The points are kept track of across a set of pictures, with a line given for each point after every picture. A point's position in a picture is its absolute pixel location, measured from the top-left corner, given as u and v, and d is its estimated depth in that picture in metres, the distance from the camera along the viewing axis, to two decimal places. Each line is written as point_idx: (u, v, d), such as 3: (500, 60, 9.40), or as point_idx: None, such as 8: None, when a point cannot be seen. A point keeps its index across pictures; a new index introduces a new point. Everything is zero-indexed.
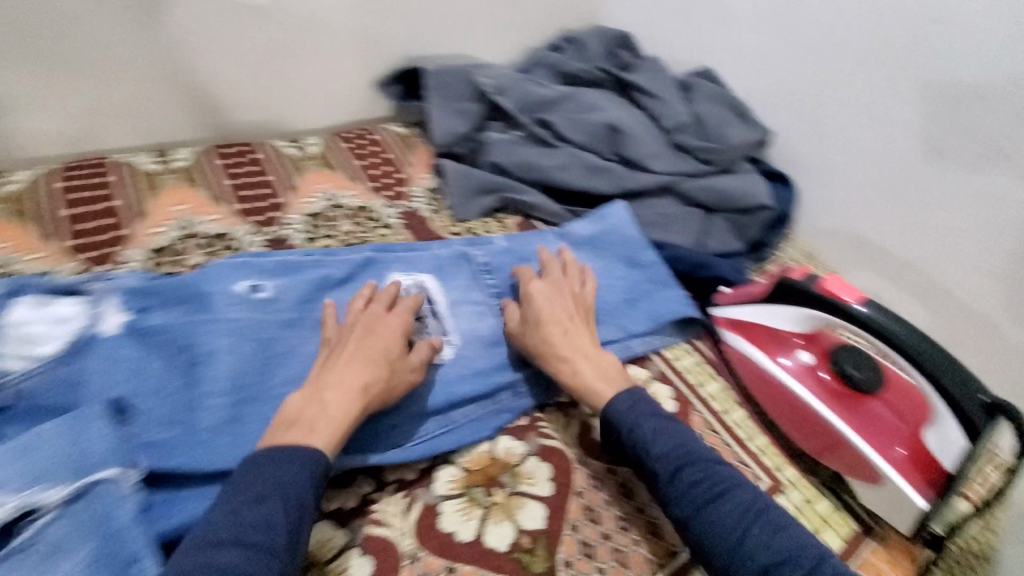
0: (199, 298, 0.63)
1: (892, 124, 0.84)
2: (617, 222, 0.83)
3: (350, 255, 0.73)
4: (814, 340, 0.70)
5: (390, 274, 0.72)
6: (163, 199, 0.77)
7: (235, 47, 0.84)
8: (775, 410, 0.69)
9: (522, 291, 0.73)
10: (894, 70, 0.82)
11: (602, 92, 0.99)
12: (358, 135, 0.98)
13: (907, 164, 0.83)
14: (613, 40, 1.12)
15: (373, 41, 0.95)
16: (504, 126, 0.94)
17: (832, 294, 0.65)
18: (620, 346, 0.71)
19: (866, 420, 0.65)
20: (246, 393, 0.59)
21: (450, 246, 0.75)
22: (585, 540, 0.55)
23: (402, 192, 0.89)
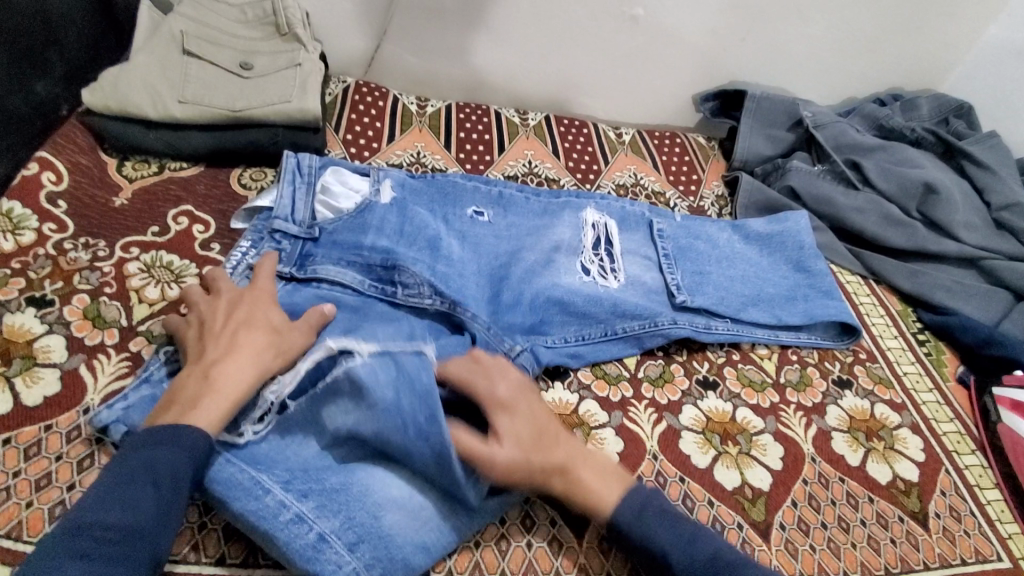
0: (449, 194, 0.79)
1: None
2: (795, 229, 0.88)
3: (553, 194, 0.84)
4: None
5: (583, 210, 0.82)
6: (518, 144, 1.01)
7: (602, 45, 1.06)
8: None
9: (688, 260, 0.81)
10: None
11: (923, 152, 0.98)
12: (664, 136, 1.11)
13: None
14: (948, 107, 1.08)
15: (709, 61, 1.09)
16: (811, 158, 0.98)
17: None
18: (771, 331, 0.76)
19: None
20: (484, 273, 0.73)
21: (640, 207, 0.85)
22: (803, 514, 0.60)
23: (694, 190, 1.00)
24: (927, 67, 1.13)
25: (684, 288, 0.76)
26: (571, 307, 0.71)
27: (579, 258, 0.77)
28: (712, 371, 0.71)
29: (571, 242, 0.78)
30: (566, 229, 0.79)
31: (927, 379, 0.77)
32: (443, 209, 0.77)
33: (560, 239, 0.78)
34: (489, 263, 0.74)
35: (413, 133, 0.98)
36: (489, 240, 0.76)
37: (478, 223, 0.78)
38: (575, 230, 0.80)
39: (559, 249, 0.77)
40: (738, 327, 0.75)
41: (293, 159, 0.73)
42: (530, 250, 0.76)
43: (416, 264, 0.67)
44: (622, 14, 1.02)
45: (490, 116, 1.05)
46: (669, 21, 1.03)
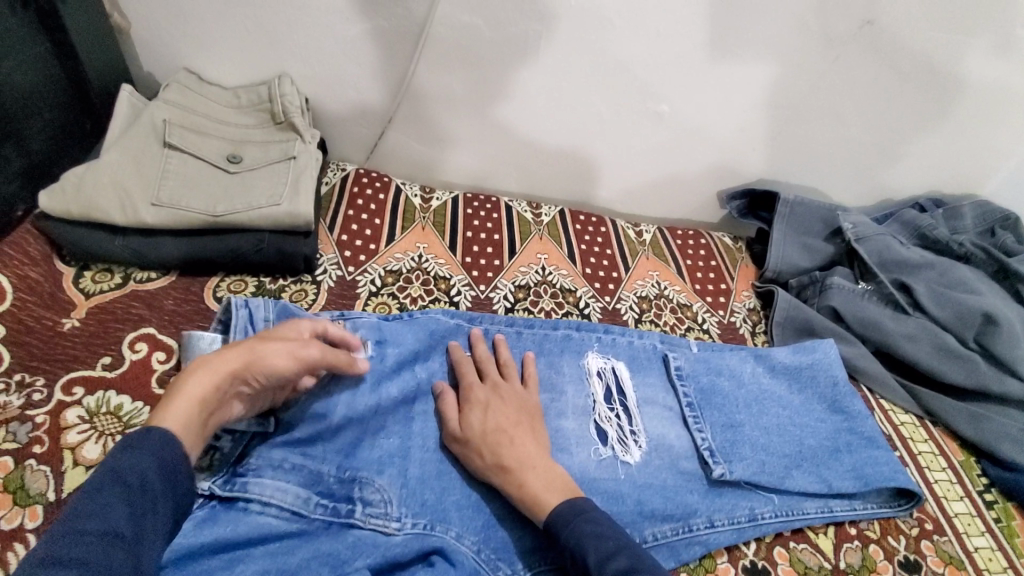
0: (427, 336, 0.71)
1: None
2: (824, 359, 0.79)
3: (553, 331, 0.76)
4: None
5: (588, 355, 0.75)
6: (534, 247, 0.91)
7: (621, 138, 0.99)
8: None
9: (714, 409, 0.71)
10: None
11: (974, 272, 0.89)
12: (687, 234, 1.02)
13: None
14: (993, 217, 0.99)
15: (735, 159, 1.02)
16: (853, 274, 0.90)
17: None
18: (822, 502, 0.66)
19: None
20: None
21: (651, 342, 0.78)
22: None
23: (723, 302, 0.91)
24: (966, 172, 1.06)
25: (718, 453, 0.67)
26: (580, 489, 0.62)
27: (593, 419, 0.68)
28: (762, 554, 0.61)
29: (580, 402, 0.70)
30: (573, 384, 0.71)
31: (1003, 556, 0.66)
32: (417, 355, 0.69)
33: (565, 399, 0.70)
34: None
35: (416, 231, 0.89)
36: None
37: None
38: (582, 383, 0.72)
39: (566, 412, 0.68)
40: (788, 505, 0.65)
41: (244, 307, 0.63)
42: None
43: (380, 472, 0.57)
44: (646, 109, 0.95)
45: (501, 210, 0.97)
46: (694, 118, 0.96)
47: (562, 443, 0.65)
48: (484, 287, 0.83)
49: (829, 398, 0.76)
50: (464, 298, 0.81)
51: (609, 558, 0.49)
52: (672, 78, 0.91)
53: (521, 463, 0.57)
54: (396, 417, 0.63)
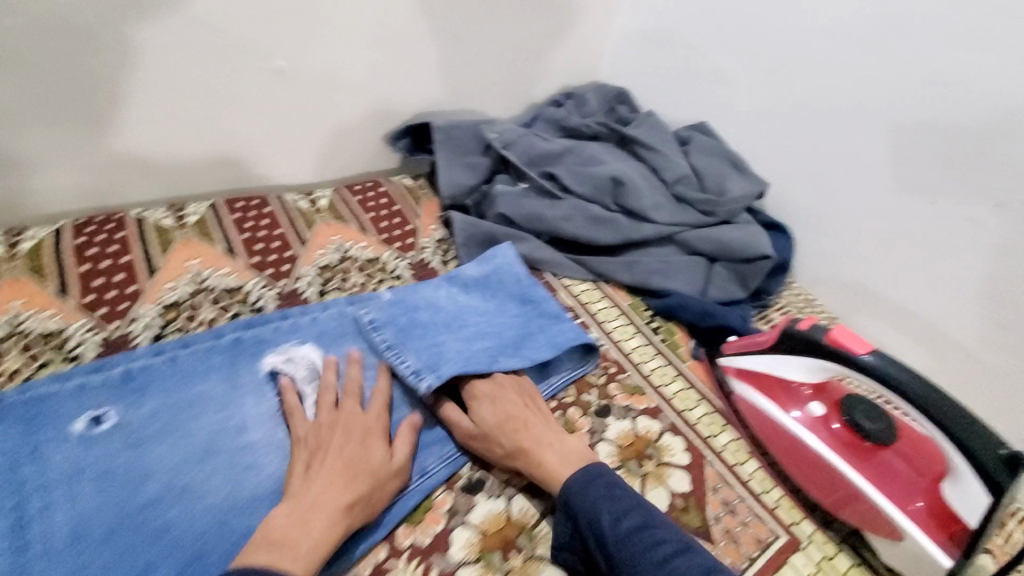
0: (38, 415, 0.57)
1: (869, 171, 0.85)
2: (504, 262, 0.84)
3: (216, 344, 0.67)
4: (823, 392, 0.67)
5: (263, 353, 0.67)
6: (180, 255, 0.78)
7: (247, 109, 0.87)
8: (792, 461, 0.66)
9: (416, 338, 0.70)
10: (861, 126, 0.85)
11: (602, 146, 1.03)
12: (365, 187, 0.99)
13: (888, 205, 0.84)
14: (610, 96, 1.16)
15: (383, 99, 0.99)
16: (511, 178, 0.97)
17: (839, 345, 0.61)
18: None
19: (885, 475, 0.61)
20: (112, 520, 0.52)
21: (334, 309, 0.74)
22: None
23: (410, 243, 0.90)
24: (583, 63, 1.19)
25: (422, 370, 0.66)
26: (268, 498, 0.56)
27: (281, 421, 0.62)
28: (477, 468, 0.64)
29: (259, 407, 0.63)
30: (247, 392, 0.63)
31: (670, 364, 0.79)
32: (26, 443, 0.55)
33: (241, 412, 0.62)
34: (124, 498, 0.54)
35: (5, 288, 0.69)
36: (122, 456, 0.56)
37: (98, 442, 0.57)
38: (260, 387, 0.64)
39: (245, 426, 0.61)
40: None
41: None
42: (176, 447, 0.58)
43: None
44: (258, 68, 0.84)
45: (129, 226, 0.79)
46: (316, 66, 0.89)
47: (245, 462, 0.58)
48: (119, 323, 0.69)
49: (514, 295, 0.81)
50: (90, 346, 0.66)
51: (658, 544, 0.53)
52: (268, 28, 0.82)
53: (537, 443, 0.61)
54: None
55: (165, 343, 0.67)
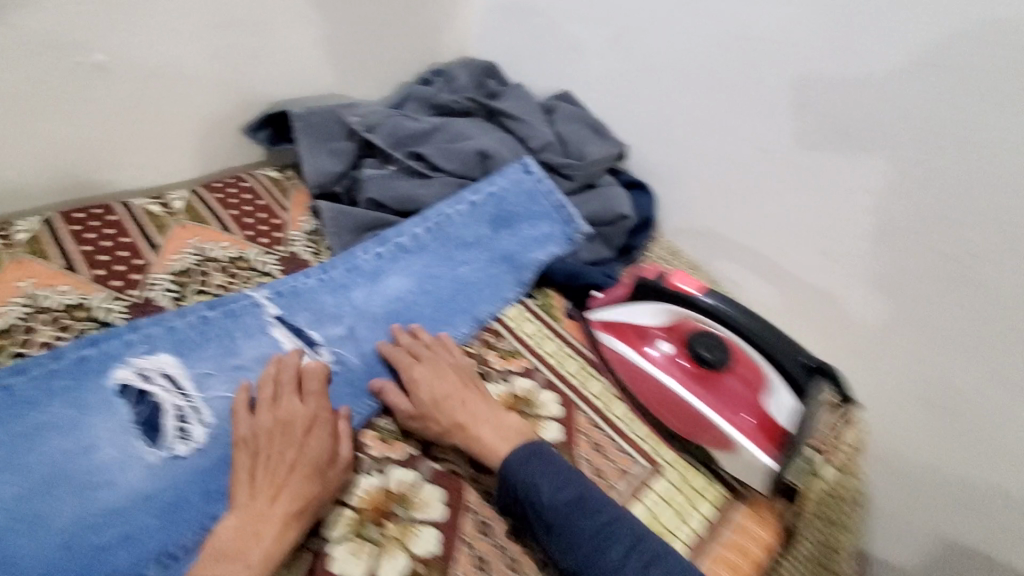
0: None
1: (710, 126, 0.92)
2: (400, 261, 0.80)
3: (53, 363, 0.61)
4: (671, 331, 0.73)
5: (112, 367, 0.63)
6: (8, 276, 0.71)
7: (71, 111, 0.80)
8: (650, 398, 0.72)
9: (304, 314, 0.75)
10: (699, 84, 0.91)
11: (470, 121, 1.04)
12: (227, 184, 0.94)
13: (729, 156, 0.91)
14: (478, 69, 1.16)
15: (234, 90, 0.94)
16: (379, 161, 0.95)
17: (679, 289, 0.69)
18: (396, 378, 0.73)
19: (725, 397, 0.69)
20: None
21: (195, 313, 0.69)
22: (461, 565, 0.58)
23: (279, 238, 0.88)
24: (448, 39, 1.19)
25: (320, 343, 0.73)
26: (125, 512, 0.57)
27: (136, 434, 0.60)
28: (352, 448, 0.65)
29: (112, 426, 0.60)
30: (96, 413, 0.60)
31: (541, 323, 0.84)
32: None
33: (91, 434, 0.59)
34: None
35: None
36: None
37: None
38: (111, 405, 0.61)
39: (96, 449, 0.58)
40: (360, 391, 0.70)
41: None
42: (15, 482, 0.54)
43: None
44: (76, 66, 0.77)
45: None
46: (147, 59, 0.83)
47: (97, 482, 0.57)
48: None
49: (378, 273, 0.82)
50: None
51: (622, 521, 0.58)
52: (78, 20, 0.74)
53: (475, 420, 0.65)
54: None
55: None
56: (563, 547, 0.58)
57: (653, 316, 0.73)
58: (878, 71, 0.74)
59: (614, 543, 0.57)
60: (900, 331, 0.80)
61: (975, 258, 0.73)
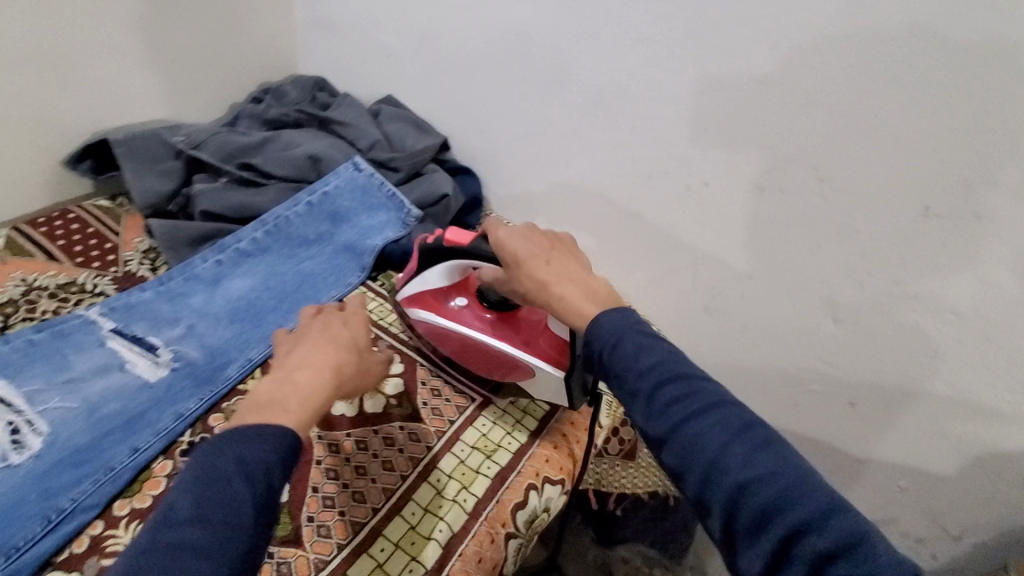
0: None
1: (509, 111, 1.05)
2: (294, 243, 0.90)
3: None
4: (461, 287, 0.81)
5: None
6: None
7: None
8: (466, 352, 0.80)
9: (146, 323, 0.79)
10: (491, 75, 1.04)
11: (300, 131, 1.11)
12: (52, 217, 0.94)
13: (528, 133, 1.05)
14: (309, 86, 1.24)
15: (45, 124, 0.95)
16: (210, 176, 1.00)
17: (455, 243, 0.76)
18: (242, 366, 0.80)
19: (519, 331, 0.76)
20: None
21: (18, 337, 0.71)
22: (308, 508, 0.64)
23: (113, 260, 0.90)
24: (273, 59, 1.25)
25: (167, 344, 0.79)
26: None
27: None
28: (198, 431, 0.74)
29: None
30: None
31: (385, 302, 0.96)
32: None
33: None
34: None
35: None
36: None
37: None
38: None
39: None
40: (204, 381, 0.77)
41: None
42: None
43: None
44: None
45: None
46: None
47: None
48: None
49: (218, 278, 0.88)
50: None
51: (654, 395, 0.53)
52: None
53: (559, 278, 0.65)
54: None
55: None
56: (654, 417, 0.52)
57: (440, 276, 0.79)
58: (602, 45, 0.89)
59: (705, 410, 0.51)
60: (681, 257, 0.97)
61: (709, 184, 0.88)
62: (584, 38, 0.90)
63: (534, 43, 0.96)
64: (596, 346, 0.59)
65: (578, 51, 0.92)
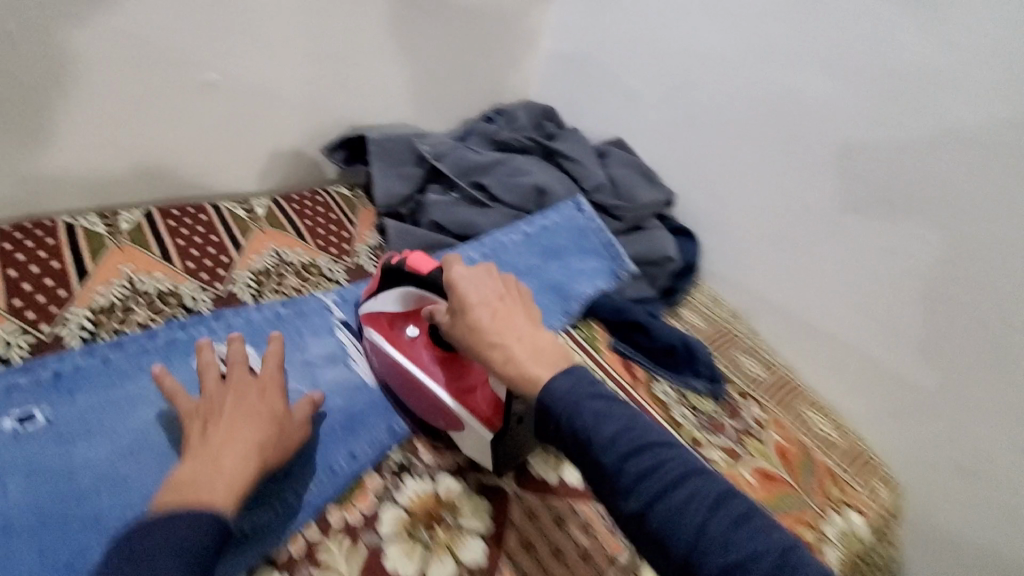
0: None
1: (762, 182, 0.97)
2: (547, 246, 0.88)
3: (156, 344, 0.70)
4: (416, 315, 0.74)
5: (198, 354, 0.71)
6: (114, 263, 0.79)
7: (180, 119, 0.89)
8: (393, 386, 0.73)
9: None
10: (753, 141, 0.97)
11: (529, 158, 1.11)
12: (302, 197, 1.03)
13: (776, 210, 0.96)
14: (538, 112, 1.24)
15: (320, 112, 1.03)
16: (443, 188, 1.03)
17: (416, 268, 0.71)
18: None
19: (449, 371, 0.69)
20: (35, 513, 0.54)
21: (269, 308, 0.79)
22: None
23: (347, 249, 0.96)
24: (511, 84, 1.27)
25: None
26: None
27: None
28: (404, 452, 0.69)
29: None
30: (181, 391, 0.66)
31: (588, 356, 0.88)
32: None
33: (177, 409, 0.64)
34: (51, 494, 0.55)
35: None
36: (49, 451, 0.58)
37: (24, 441, 0.58)
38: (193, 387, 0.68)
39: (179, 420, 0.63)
40: None
41: None
42: (107, 444, 0.60)
43: None
44: (194, 79, 0.87)
45: (59, 234, 0.79)
46: (253, 75, 0.92)
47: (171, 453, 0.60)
48: (48, 326, 0.70)
49: None
50: (17, 349, 0.66)
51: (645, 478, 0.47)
52: (204, 41, 0.85)
53: (503, 335, 0.58)
54: None
55: (106, 344, 0.69)
56: (627, 496, 0.48)
57: (397, 302, 0.74)
58: (912, 136, 0.81)
59: (655, 485, 0.47)
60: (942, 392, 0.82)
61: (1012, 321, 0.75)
62: (892, 123, 0.83)
63: (814, 120, 0.90)
64: (549, 419, 0.52)
65: (872, 132, 0.85)
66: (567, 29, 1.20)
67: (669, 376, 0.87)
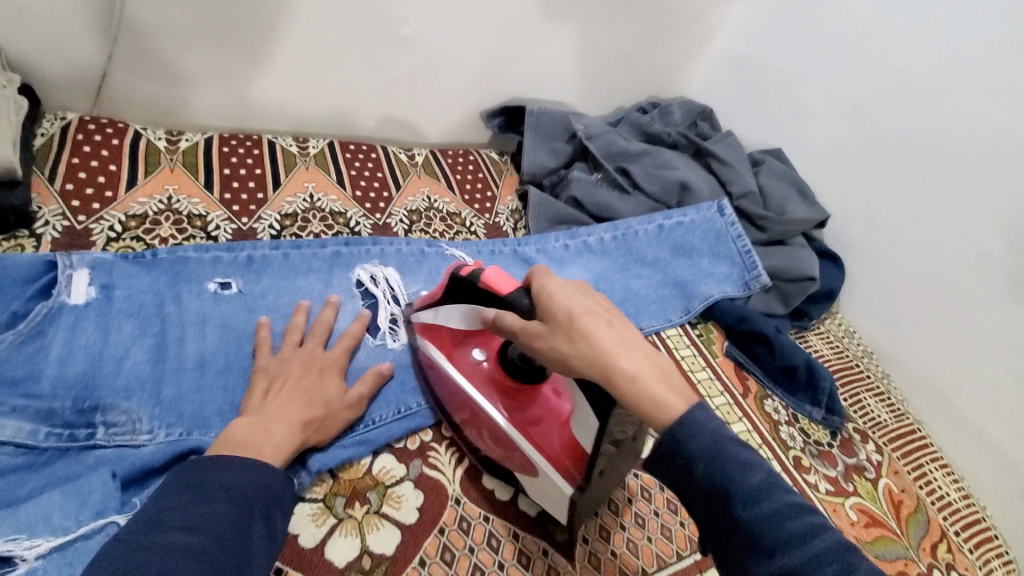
0: (179, 269, 0.72)
1: (934, 224, 0.87)
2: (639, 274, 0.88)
3: (323, 248, 0.81)
4: (484, 336, 0.68)
5: (357, 266, 0.81)
6: (300, 178, 0.90)
7: (372, 68, 0.99)
8: (453, 407, 0.69)
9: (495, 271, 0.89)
10: (935, 177, 0.87)
11: (677, 154, 1.10)
12: (457, 153, 1.11)
13: (946, 255, 0.86)
14: (694, 111, 1.22)
15: (489, 79, 1.09)
16: (589, 168, 1.06)
17: (490, 286, 0.60)
18: None
19: (520, 409, 0.63)
20: (225, 361, 0.67)
21: (416, 241, 0.87)
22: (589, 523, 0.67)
23: (489, 208, 1.03)
24: (673, 77, 1.26)
25: None
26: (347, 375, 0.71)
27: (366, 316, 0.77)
28: None
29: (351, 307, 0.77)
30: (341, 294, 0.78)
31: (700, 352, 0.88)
32: (174, 288, 0.70)
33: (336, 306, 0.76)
34: (236, 349, 0.68)
35: (161, 173, 0.83)
36: (239, 316, 0.71)
37: (221, 302, 0.71)
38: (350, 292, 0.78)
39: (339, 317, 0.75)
40: None
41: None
42: (280, 320, 0.72)
43: (127, 398, 0.60)
44: (391, 34, 0.96)
45: (262, 147, 0.92)
46: (440, 38, 0.99)
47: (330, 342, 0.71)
48: (247, 220, 0.83)
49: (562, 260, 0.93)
50: (223, 232, 0.81)
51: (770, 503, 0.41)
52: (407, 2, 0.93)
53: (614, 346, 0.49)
54: (146, 345, 0.65)
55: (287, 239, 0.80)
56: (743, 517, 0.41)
57: (460, 320, 0.67)
58: None
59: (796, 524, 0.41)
60: None
61: None
62: None
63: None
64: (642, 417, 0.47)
65: None
66: (747, 29, 1.15)
67: (783, 394, 0.85)
